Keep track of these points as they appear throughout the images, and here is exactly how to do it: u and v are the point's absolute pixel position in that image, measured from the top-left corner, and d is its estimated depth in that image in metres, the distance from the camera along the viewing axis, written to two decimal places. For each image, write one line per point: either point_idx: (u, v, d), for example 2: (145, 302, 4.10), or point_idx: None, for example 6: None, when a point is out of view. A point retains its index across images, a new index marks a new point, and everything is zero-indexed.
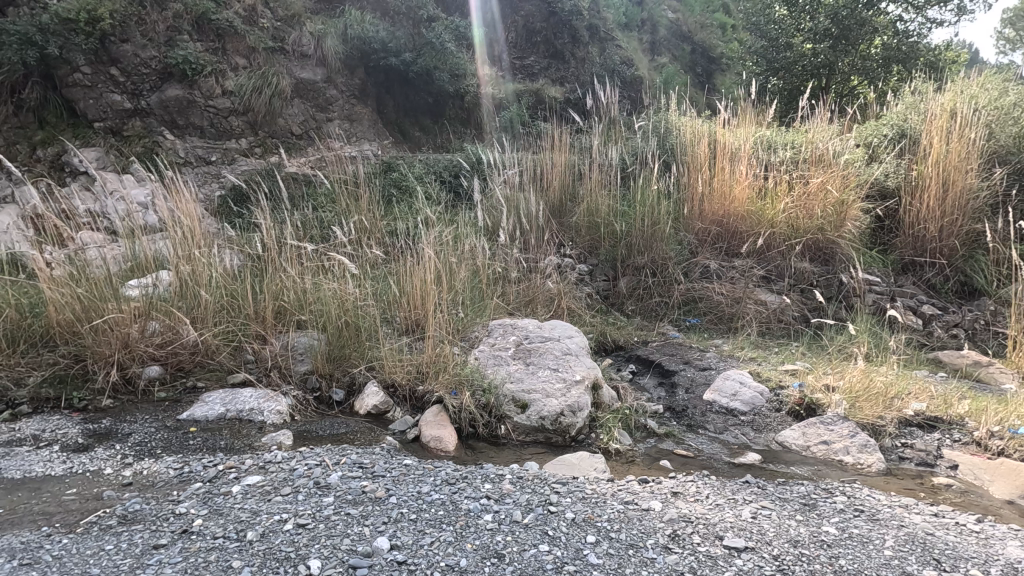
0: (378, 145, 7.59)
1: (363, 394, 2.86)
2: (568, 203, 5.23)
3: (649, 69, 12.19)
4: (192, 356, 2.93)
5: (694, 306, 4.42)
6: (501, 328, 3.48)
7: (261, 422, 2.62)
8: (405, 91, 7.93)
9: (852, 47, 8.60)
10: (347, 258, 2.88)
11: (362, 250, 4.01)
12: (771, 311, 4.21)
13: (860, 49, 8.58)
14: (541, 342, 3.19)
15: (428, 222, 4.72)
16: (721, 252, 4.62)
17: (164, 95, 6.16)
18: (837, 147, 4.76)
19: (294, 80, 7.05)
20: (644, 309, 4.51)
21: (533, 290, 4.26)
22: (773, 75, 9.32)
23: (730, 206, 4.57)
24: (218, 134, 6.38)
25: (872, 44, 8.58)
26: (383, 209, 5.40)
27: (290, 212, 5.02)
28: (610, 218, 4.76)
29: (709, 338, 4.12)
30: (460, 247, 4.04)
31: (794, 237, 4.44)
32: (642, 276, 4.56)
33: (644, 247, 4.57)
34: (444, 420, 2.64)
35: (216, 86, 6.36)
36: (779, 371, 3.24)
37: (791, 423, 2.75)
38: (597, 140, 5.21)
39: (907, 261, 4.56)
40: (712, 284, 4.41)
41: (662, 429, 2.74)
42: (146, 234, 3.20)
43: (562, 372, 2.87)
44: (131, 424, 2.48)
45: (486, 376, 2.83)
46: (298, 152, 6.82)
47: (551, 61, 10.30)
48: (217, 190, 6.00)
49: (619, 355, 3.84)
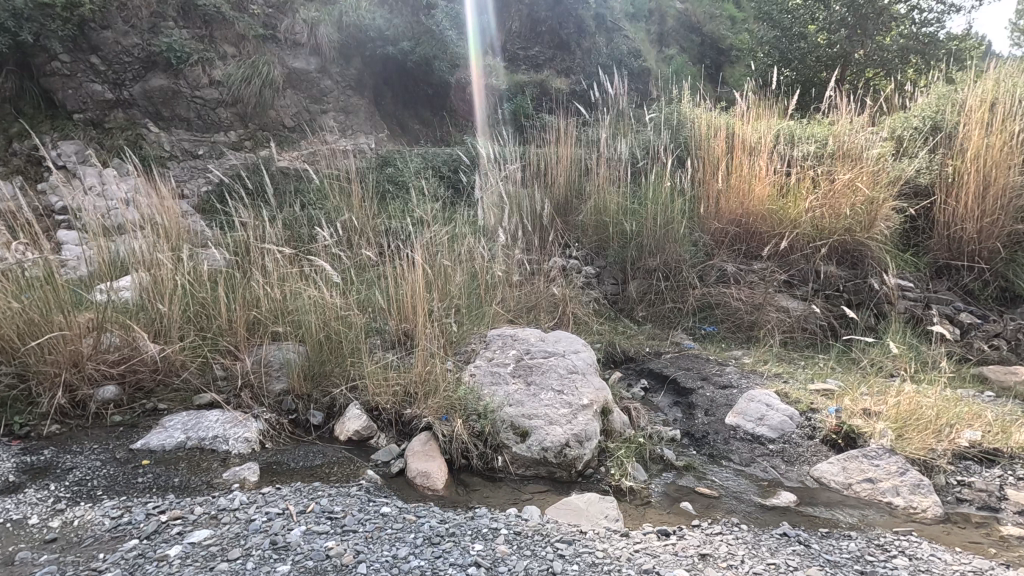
0: (375, 138, 7.26)
1: (344, 418, 2.56)
2: (574, 200, 4.90)
3: (656, 60, 11.79)
4: (153, 374, 2.62)
5: (710, 313, 4.09)
6: (500, 339, 3.16)
7: (226, 452, 2.31)
8: (404, 82, 7.61)
9: (869, 37, 8.21)
10: (324, 264, 2.58)
11: (351, 254, 3.73)
12: (794, 319, 3.88)
13: (879, 37, 8.16)
14: (544, 357, 2.87)
15: (424, 222, 4.42)
16: (740, 254, 4.29)
17: (148, 85, 5.84)
18: (866, 140, 4.39)
19: (286, 69, 6.72)
20: (656, 315, 4.18)
21: (537, 295, 3.93)
22: (785, 67, 8.93)
23: (748, 203, 4.24)
24: (205, 126, 6.06)
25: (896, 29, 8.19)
26: (377, 207, 5.10)
27: (277, 210, 4.73)
28: (618, 217, 4.43)
29: (727, 348, 3.78)
30: (456, 249, 3.73)
31: (819, 238, 4.08)
32: (653, 280, 4.24)
33: (656, 248, 4.24)
34: (433, 450, 2.34)
35: (202, 75, 6.04)
36: (809, 390, 2.91)
37: (827, 454, 2.43)
38: (605, 133, 4.88)
39: (941, 265, 4.21)
40: (730, 289, 4.08)
41: (681, 461, 2.42)
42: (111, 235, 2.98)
43: (567, 394, 2.55)
44: (74, 457, 2.18)
45: (481, 399, 2.51)
46: (291, 146, 6.49)
47: (556, 51, 9.93)
48: (203, 185, 5.67)
49: (629, 368, 3.52)
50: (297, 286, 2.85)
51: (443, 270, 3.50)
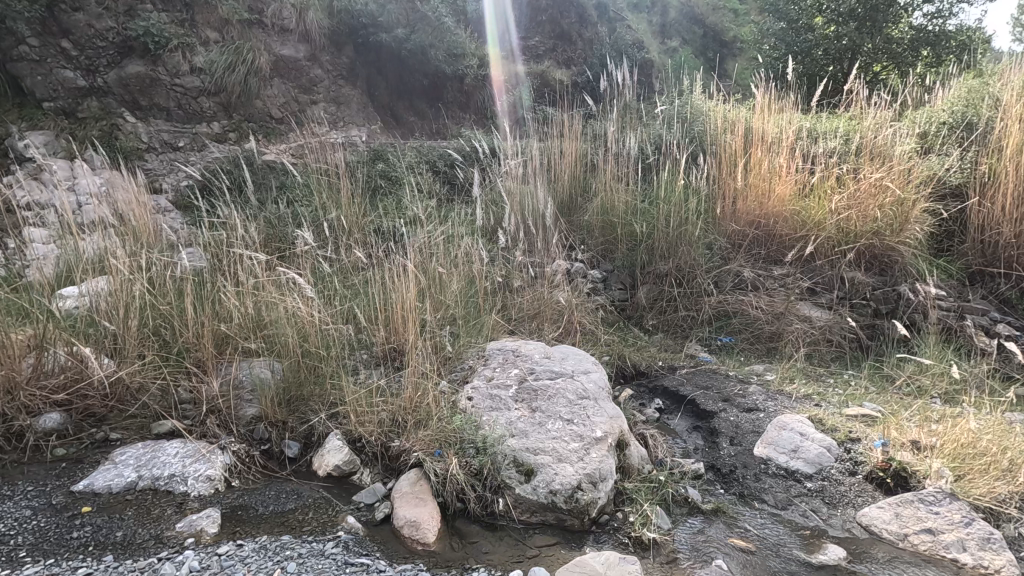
0: (368, 130, 6.92)
1: (323, 450, 2.25)
2: (578, 199, 4.63)
3: (658, 52, 11.44)
4: (105, 399, 2.30)
5: (727, 322, 3.78)
6: (501, 355, 2.85)
7: (184, 494, 1.99)
8: (399, 71, 7.25)
9: (878, 29, 7.80)
10: (298, 278, 2.25)
11: (337, 259, 3.42)
12: (818, 330, 3.58)
13: (888, 30, 7.83)
14: (550, 379, 2.56)
15: (417, 222, 4.11)
16: (759, 259, 3.98)
17: (124, 72, 5.45)
18: (894, 136, 4.08)
19: (273, 57, 6.35)
20: (669, 325, 3.88)
21: (541, 302, 3.62)
22: (792, 59, 8.65)
23: (768, 205, 3.95)
24: (186, 116, 5.71)
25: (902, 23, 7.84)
26: (368, 205, 4.78)
27: (262, 209, 4.49)
28: (627, 217, 4.13)
29: (747, 361, 3.48)
30: (453, 253, 3.46)
31: (846, 242, 3.77)
32: (666, 286, 3.93)
33: (668, 251, 3.93)
34: (424, 493, 2.03)
35: (182, 61, 5.65)
36: (844, 415, 2.61)
37: (875, 497, 2.12)
38: (612, 127, 4.56)
39: (975, 271, 3.88)
40: (749, 296, 3.77)
41: (709, 503, 2.12)
42: (78, 234, 2.83)
43: (577, 424, 2.24)
44: (1, 503, 1.86)
45: (480, 429, 2.21)
46: (278, 138, 6.16)
47: (557, 41, 9.62)
48: (183, 180, 5.32)
49: (640, 385, 3.23)
50: (273, 297, 2.53)
51: (438, 277, 3.23)
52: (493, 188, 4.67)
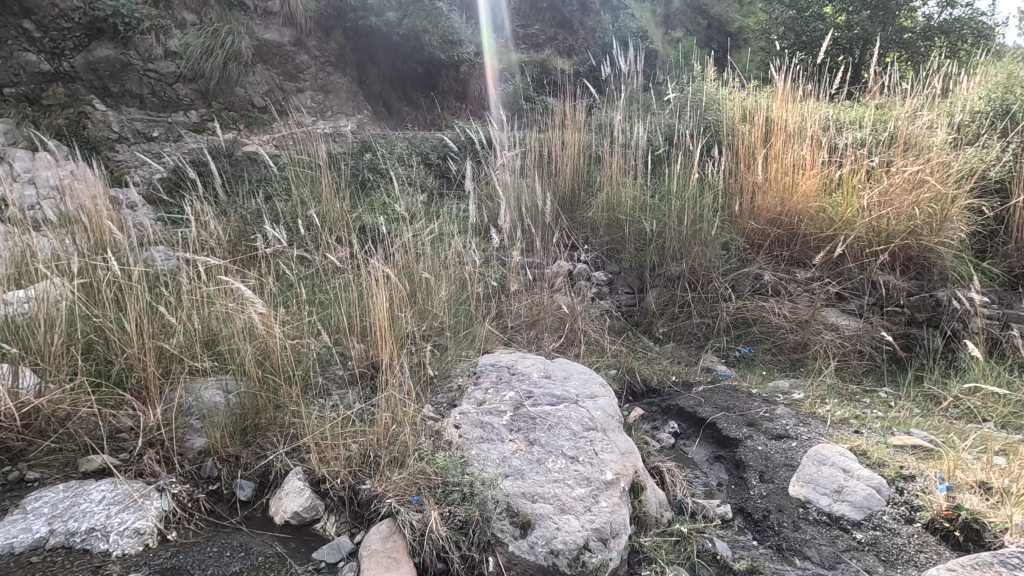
0: (358, 120, 6.53)
1: (281, 492, 1.90)
2: (581, 194, 4.27)
3: (662, 42, 11.08)
4: (22, 430, 1.92)
5: (746, 331, 3.42)
6: (495, 373, 2.50)
7: (104, 555, 1.64)
8: (391, 58, 6.88)
9: (891, 19, 7.42)
10: (251, 291, 1.88)
11: (313, 261, 3.07)
12: (848, 341, 3.21)
13: (901, 21, 7.44)
14: (550, 405, 2.20)
15: (406, 220, 3.75)
16: (781, 261, 3.62)
17: (93, 56, 5.06)
18: (930, 126, 3.71)
19: (256, 41, 5.96)
20: (681, 333, 3.51)
21: (540, 308, 3.27)
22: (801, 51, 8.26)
23: (790, 199, 3.59)
24: (161, 105, 5.33)
25: (911, 22, 7.46)
26: (352, 201, 4.42)
27: (238, 205, 4.15)
28: (635, 215, 3.78)
29: (771, 375, 3.12)
30: (444, 255, 3.14)
31: (878, 242, 3.38)
32: (678, 290, 3.57)
33: (680, 252, 3.57)
34: (398, 552, 1.68)
35: (155, 45, 5.28)
36: (892, 447, 2.25)
37: (944, 556, 1.76)
38: (618, 115, 4.20)
39: (1019, 275, 3.50)
40: (770, 302, 3.41)
41: (742, 561, 1.77)
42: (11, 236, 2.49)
43: (583, 464, 1.89)
44: None
45: (468, 470, 1.85)
46: (262, 129, 5.80)
47: (558, 30, 9.37)
48: (156, 172, 4.95)
49: (652, 403, 2.89)
50: (226, 308, 2.16)
51: (426, 283, 2.90)
52: (488, 182, 4.32)
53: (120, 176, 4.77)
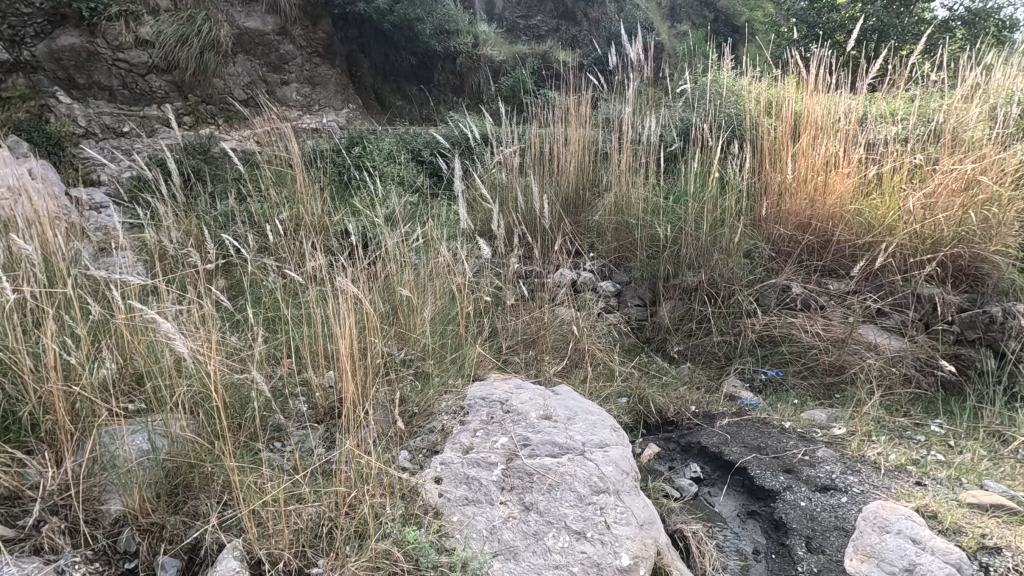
0: (347, 114, 6.15)
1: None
2: (586, 195, 3.88)
3: (668, 35, 10.64)
4: None
5: (774, 351, 3.02)
6: (486, 410, 2.12)
7: None
8: (384, 49, 6.56)
9: (908, 10, 6.98)
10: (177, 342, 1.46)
11: (281, 273, 2.69)
12: (892, 364, 2.80)
13: (919, 13, 6.99)
14: (551, 457, 1.81)
15: (392, 225, 3.36)
16: (811, 271, 3.23)
17: (56, 44, 4.66)
18: (982, 118, 3.29)
19: (236, 29, 5.55)
20: (698, 352, 3.12)
21: (540, 326, 2.89)
22: (811, 45, 7.78)
23: (821, 200, 3.21)
24: (133, 98, 4.95)
25: (930, 14, 6.99)
26: (335, 202, 4.03)
27: (206, 209, 3.78)
28: (646, 218, 3.39)
29: (804, 405, 2.73)
30: (433, 266, 2.76)
31: (924, 250, 2.97)
32: (695, 303, 3.17)
33: (698, 261, 3.18)
34: None
35: (125, 32, 4.88)
36: (968, 507, 1.85)
37: None
38: (626, 107, 3.80)
39: None
40: (800, 318, 3.02)
41: None
42: None
43: (591, 543, 1.51)
44: None
45: (447, 553, 1.47)
46: (243, 124, 5.42)
47: (561, 21, 8.99)
48: (125, 170, 4.58)
49: (669, 439, 2.49)
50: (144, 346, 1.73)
51: (410, 301, 2.51)
52: (483, 182, 3.93)
53: (85, 175, 4.38)
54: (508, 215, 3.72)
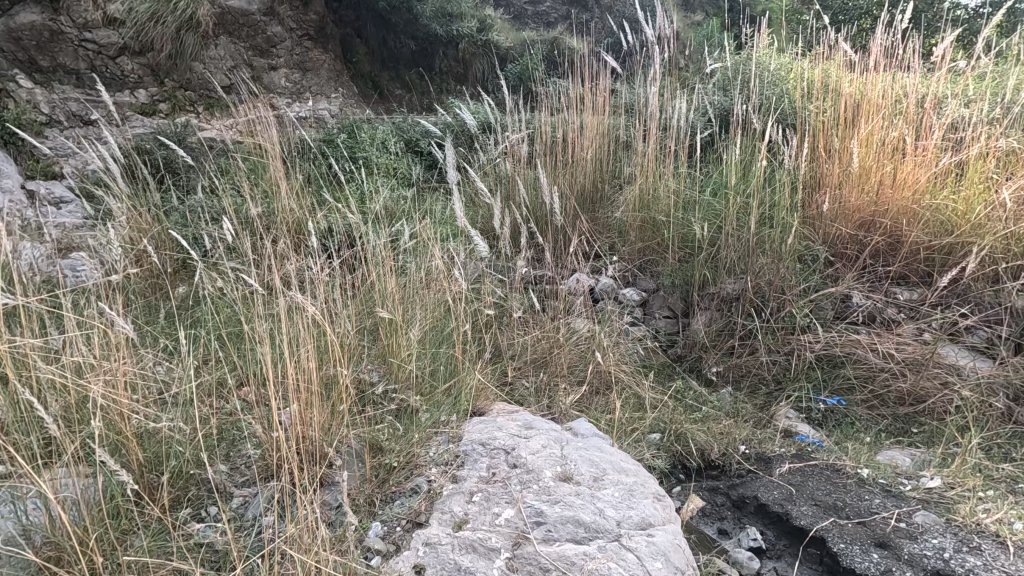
0: (342, 102, 5.67)
1: None
2: (605, 188, 3.38)
3: (683, 22, 10.12)
4: None
5: (835, 374, 2.51)
6: (487, 462, 1.62)
7: None
8: (381, 34, 6.20)
9: None
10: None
11: (241, 283, 2.21)
12: (987, 393, 2.25)
13: None
14: (574, 544, 1.31)
15: (379, 224, 2.87)
16: (878, 279, 2.72)
17: (15, 22, 4.23)
18: None
19: (217, 9, 4.96)
20: (742, 375, 2.61)
21: (553, 345, 2.39)
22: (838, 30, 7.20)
23: (889, 192, 2.74)
24: (103, 82, 4.51)
25: None
26: (317, 196, 3.56)
27: (171, 206, 3.33)
28: (678, 215, 2.89)
29: (878, 443, 2.21)
30: (425, 273, 2.27)
31: (1020, 253, 2.45)
32: (737, 315, 2.66)
33: (742, 265, 2.67)
34: None
35: (92, 9, 4.46)
36: None
37: None
38: (652, 88, 3.29)
39: None
40: (866, 335, 2.51)
41: None
42: None
43: None
44: None
45: None
46: (225, 112, 4.93)
47: (572, 7, 8.49)
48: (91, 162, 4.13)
49: (716, 491, 1.99)
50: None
51: (395, 318, 2.01)
52: (487, 174, 3.43)
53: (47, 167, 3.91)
54: (513, 212, 3.22)
